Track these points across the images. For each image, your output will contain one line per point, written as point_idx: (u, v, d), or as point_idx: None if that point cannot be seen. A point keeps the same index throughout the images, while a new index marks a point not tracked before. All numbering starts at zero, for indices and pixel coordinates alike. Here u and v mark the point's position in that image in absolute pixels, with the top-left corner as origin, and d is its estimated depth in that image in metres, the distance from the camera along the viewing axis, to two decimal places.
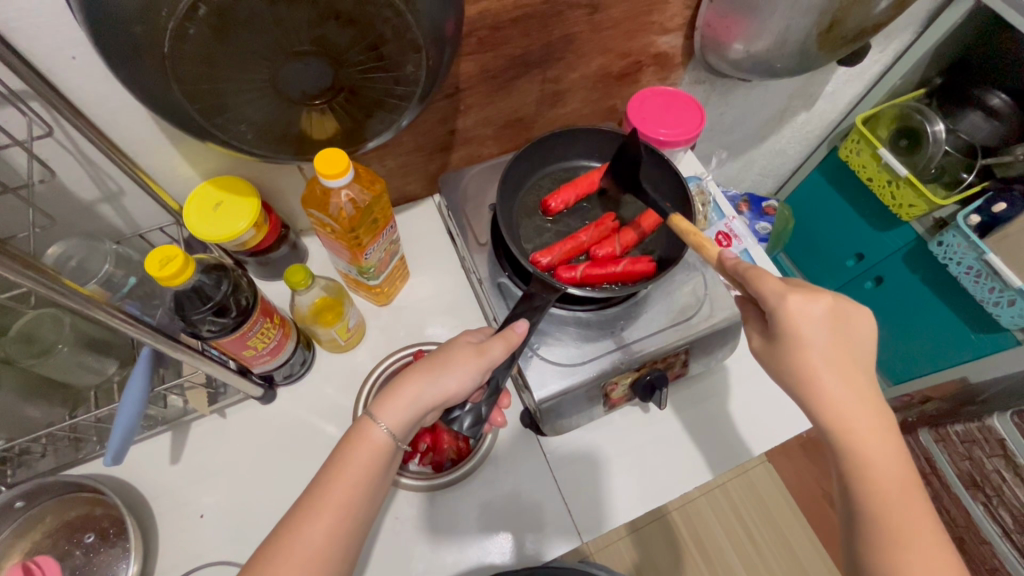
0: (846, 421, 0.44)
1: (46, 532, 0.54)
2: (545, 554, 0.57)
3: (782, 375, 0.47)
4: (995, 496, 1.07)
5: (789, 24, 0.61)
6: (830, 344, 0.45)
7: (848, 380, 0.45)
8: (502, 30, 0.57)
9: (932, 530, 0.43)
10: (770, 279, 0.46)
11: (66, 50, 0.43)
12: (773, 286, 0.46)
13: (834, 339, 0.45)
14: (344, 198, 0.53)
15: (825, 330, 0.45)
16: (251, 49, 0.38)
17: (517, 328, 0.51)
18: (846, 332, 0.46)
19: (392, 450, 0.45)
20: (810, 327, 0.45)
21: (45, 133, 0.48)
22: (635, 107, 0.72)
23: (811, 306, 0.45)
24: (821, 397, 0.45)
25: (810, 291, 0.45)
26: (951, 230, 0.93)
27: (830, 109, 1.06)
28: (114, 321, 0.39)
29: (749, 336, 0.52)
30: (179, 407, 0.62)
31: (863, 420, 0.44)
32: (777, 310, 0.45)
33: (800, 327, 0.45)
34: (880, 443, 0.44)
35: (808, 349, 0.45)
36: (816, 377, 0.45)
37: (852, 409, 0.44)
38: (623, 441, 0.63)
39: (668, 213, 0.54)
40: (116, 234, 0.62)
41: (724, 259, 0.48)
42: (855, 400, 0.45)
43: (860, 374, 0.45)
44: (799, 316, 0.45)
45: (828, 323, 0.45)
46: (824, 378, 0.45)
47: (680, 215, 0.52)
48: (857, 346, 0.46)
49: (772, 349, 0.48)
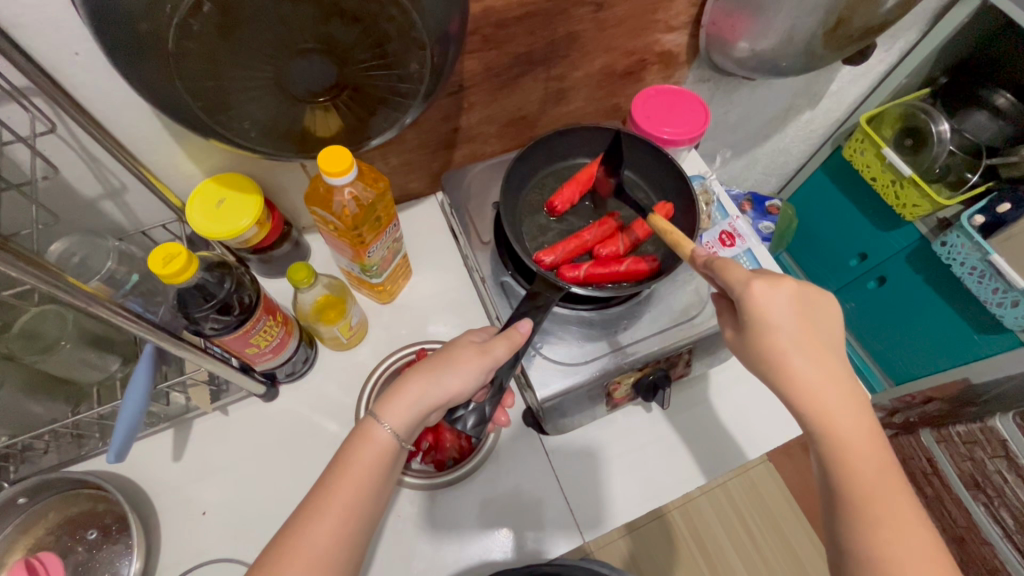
0: (820, 407, 0.44)
1: (48, 528, 0.54)
2: (546, 551, 0.57)
3: (755, 365, 0.47)
4: (996, 497, 1.06)
5: (795, 23, 0.60)
6: (799, 328, 0.44)
7: (818, 364, 0.44)
8: (506, 28, 0.56)
9: (913, 512, 0.42)
10: (735, 267, 0.45)
11: (68, 46, 0.43)
12: (737, 275, 0.45)
13: (801, 323, 0.45)
14: (347, 196, 0.53)
15: (792, 314, 0.44)
16: (255, 47, 0.38)
17: (520, 328, 0.51)
18: (813, 316, 0.45)
19: (394, 450, 0.45)
20: (777, 312, 0.44)
21: (47, 129, 0.48)
22: (638, 105, 0.71)
23: (775, 291, 0.44)
24: (795, 384, 0.44)
25: (774, 278, 0.45)
26: (955, 231, 0.93)
27: (834, 108, 1.06)
28: (118, 319, 0.39)
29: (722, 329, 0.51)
30: (180, 404, 0.62)
31: (838, 405, 0.44)
32: (742, 298, 0.45)
33: (765, 312, 0.44)
34: (855, 427, 0.43)
35: (777, 334, 0.44)
36: (787, 364, 0.44)
37: (824, 394, 0.44)
38: (625, 440, 0.63)
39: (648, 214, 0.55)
40: (118, 230, 0.62)
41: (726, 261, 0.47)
42: (827, 385, 0.44)
43: (831, 357, 0.45)
44: (764, 302, 0.44)
45: (794, 307, 0.45)
46: (795, 364, 0.44)
47: (659, 215, 0.54)
48: (825, 329, 0.46)
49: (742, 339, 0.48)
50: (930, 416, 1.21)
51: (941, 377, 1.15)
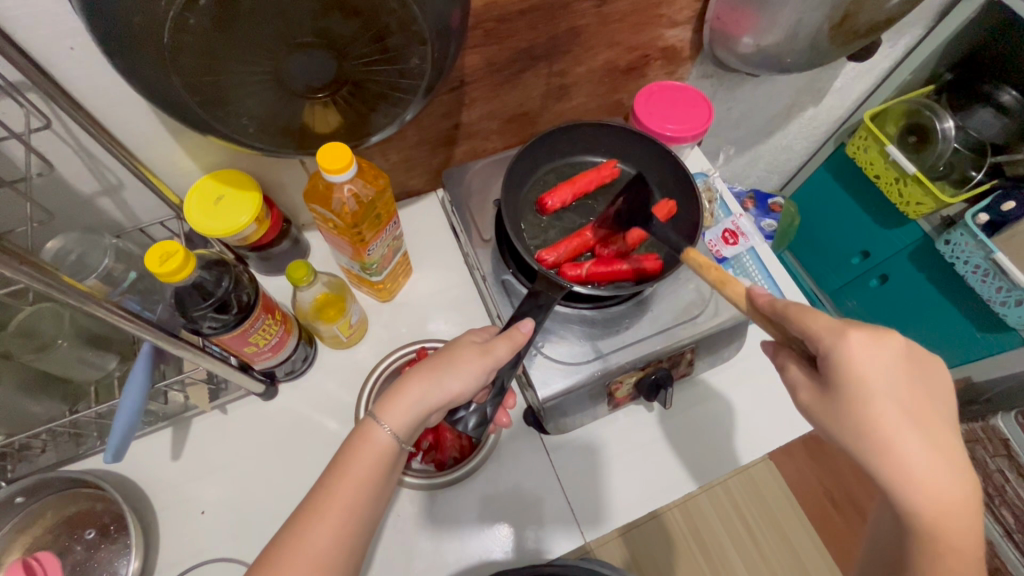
0: (931, 498, 0.37)
1: (46, 527, 0.54)
2: (546, 551, 0.57)
3: (837, 432, 0.40)
4: (998, 496, 1.10)
5: (800, 18, 0.59)
6: (903, 396, 0.38)
7: (930, 445, 0.37)
8: (508, 22, 0.56)
9: None
10: (822, 316, 0.40)
11: (63, 40, 0.42)
12: (825, 323, 0.40)
13: (907, 391, 0.38)
14: (346, 193, 0.52)
15: (898, 379, 0.38)
16: (253, 40, 0.37)
17: (522, 328, 0.50)
18: (922, 383, 0.39)
19: (394, 451, 0.45)
20: (878, 375, 0.38)
21: (43, 125, 0.47)
22: (641, 102, 0.71)
23: (878, 349, 0.38)
24: (896, 467, 0.37)
25: (875, 331, 0.39)
26: (959, 230, 0.91)
27: (838, 105, 1.05)
28: (114, 317, 0.38)
29: (794, 389, 0.44)
30: (179, 403, 0.61)
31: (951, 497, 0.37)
32: (832, 352, 0.39)
33: (863, 372, 0.38)
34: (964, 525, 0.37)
35: (877, 402, 0.38)
36: (890, 439, 0.37)
37: (940, 484, 0.37)
38: (626, 440, 0.63)
39: (681, 249, 0.52)
40: (116, 227, 0.62)
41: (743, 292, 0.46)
42: (943, 473, 0.37)
43: (945, 435, 0.38)
44: (862, 360, 0.38)
45: (900, 370, 0.38)
46: (900, 441, 0.37)
47: (694, 250, 0.51)
48: (937, 402, 0.39)
49: (823, 403, 0.41)
50: None
51: None
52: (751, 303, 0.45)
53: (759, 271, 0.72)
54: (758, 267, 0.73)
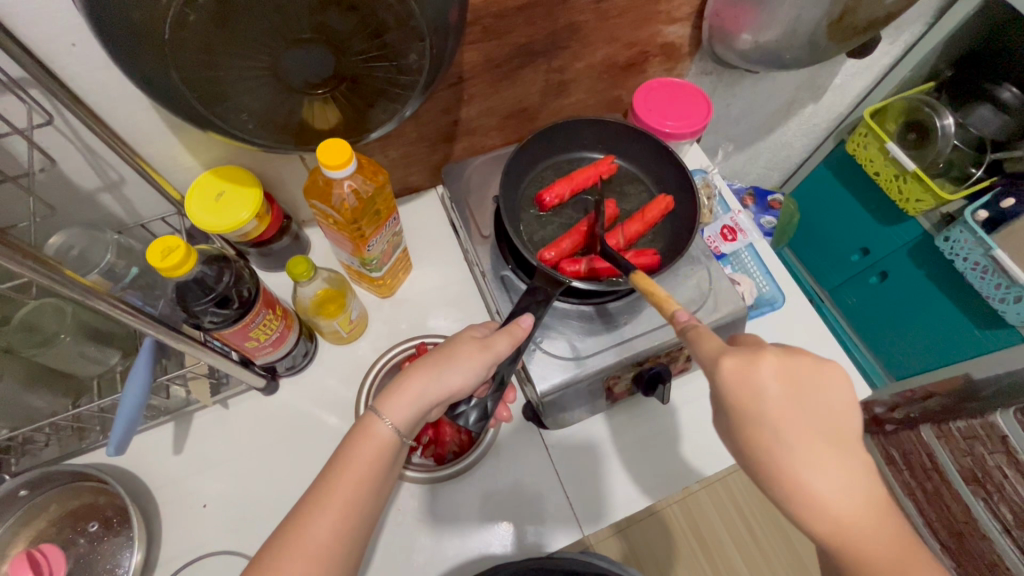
0: (835, 515, 0.36)
1: (50, 520, 0.55)
2: (546, 545, 0.58)
3: (741, 457, 0.40)
4: (996, 492, 1.08)
5: (798, 14, 0.60)
6: (790, 415, 0.37)
7: (822, 461, 0.37)
8: (507, 18, 0.56)
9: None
10: (708, 339, 0.40)
11: (65, 36, 0.42)
12: (707, 347, 0.40)
13: (793, 409, 0.37)
14: (346, 189, 0.52)
15: (780, 399, 0.37)
16: (251, 36, 0.38)
17: (522, 323, 0.51)
18: (808, 397, 0.38)
19: (395, 445, 0.45)
20: (760, 400, 0.37)
21: (44, 120, 0.48)
22: (640, 98, 0.71)
23: (753, 371, 0.38)
24: (797, 490, 0.37)
25: (750, 351, 0.38)
26: (958, 227, 0.92)
27: (837, 101, 1.05)
28: (115, 312, 0.39)
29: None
30: (181, 397, 0.62)
31: (854, 512, 0.36)
32: (712, 376, 0.39)
33: (740, 395, 0.38)
34: (876, 535, 0.36)
35: (763, 426, 0.38)
36: (783, 463, 0.37)
37: (839, 500, 0.36)
38: (625, 435, 0.63)
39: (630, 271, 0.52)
40: (117, 224, 0.62)
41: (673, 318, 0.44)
42: (835, 490, 0.36)
43: (835, 453, 0.37)
44: (738, 384, 0.38)
45: (780, 390, 0.37)
46: (794, 465, 0.37)
47: (641, 273, 0.51)
48: (827, 413, 0.38)
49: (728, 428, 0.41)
50: (930, 411, 1.14)
51: (942, 373, 1.13)
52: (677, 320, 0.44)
53: (757, 267, 0.73)
54: (757, 263, 0.73)
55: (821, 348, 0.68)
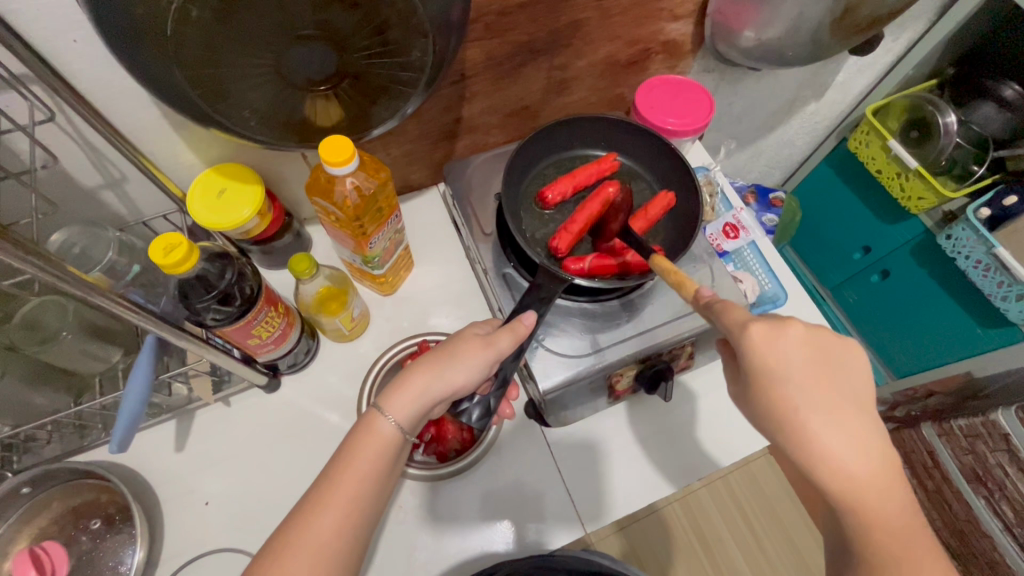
0: (852, 479, 0.37)
1: (52, 518, 0.55)
2: (547, 543, 0.58)
3: (761, 424, 0.41)
4: (998, 490, 1.06)
5: (801, 11, 0.59)
6: (814, 382, 0.38)
7: (842, 424, 0.38)
8: (510, 15, 0.56)
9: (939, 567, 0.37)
10: (735, 309, 0.41)
11: (67, 33, 0.42)
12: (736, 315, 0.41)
13: (817, 377, 0.39)
14: (348, 186, 0.52)
15: (804, 364, 0.39)
16: (255, 32, 0.38)
17: (525, 321, 0.50)
18: (829, 364, 0.39)
19: (398, 443, 0.45)
20: (786, 366, 0.39)
21: (46, 117, 0.48)
22: (643, 96, 0.71)
23: (780, 336, 0.39)
24: (818, 455, 0.38)
25: (780, 321, 0.40)
26: (961, 225, 0.92)
27: (839, 100, 1.05)
28: (118, 309, 0.39)
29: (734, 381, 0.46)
30: (183, 395, 0.62)
31: (870, 477, 0.37)
32: (742, 344, 0.40)
33: (767, 359, 0.39)
34: (888, 502, 0.37)
35: (789, 391, 0.39)
36: (807, 427, 0.38)
37: (857, 465, 0.37)
38: (626, 433, 0.63)
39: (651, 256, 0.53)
40: (118, 221, 0.62)
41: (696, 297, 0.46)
42: (854, 452, 0.37)
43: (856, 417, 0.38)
44: (767, 350, 0.39)
45: (804, 356, 0.39)
46: (816, 429, 0.38)
47: (662, 256, 0.52)
48: (851, 384, 0.39)
49: (749, 398, 0.42)
50: (931, 409, 1.20)
51: (944, 371, 1.12)
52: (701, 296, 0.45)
53: (759, 265, 0.73)
54: (759, 261, 0.73)
55: None
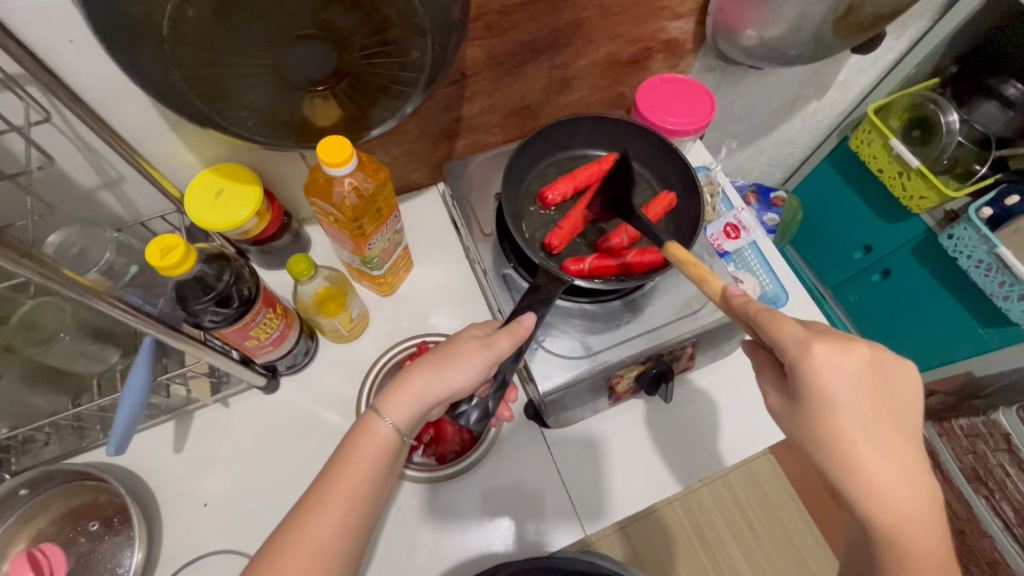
0: (893, 504, 0.37)
1: (50, 519, 0.54)
2: (548, 543, 0.58)
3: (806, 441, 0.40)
4: (998, 490, 1.06)
5: (804, 10, 0.59)
6: (866, 404, 0.38)
7: (888, 449, 0.38)
8: (510, 14, 0.55)
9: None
10: (789, 325, 0.40)
11: (63, 32, 0.42)
12: (793, 333, 0.39)
13: (871, 400, 0.38)
14: (347, 187, 0.52)
15: (863, 389, 0.38)
16: (253, 32, 0.37)
17: (524, 323, 0.50)
18: (885, 389, 0.39)
19: (396, 445, 0.45)
20: (844, 390, 0.38)
21: (42, 117, 0.47)
22: (644, 94, 0.70)
23: (844, 360, 0.38)
24: (862, 478, 0.38)
25: (841, 341, 0.38)
26: (963, 223, 0.91)
27: (841, 98, 1.05)
28: (115, 311, 0.39)
29: (761, 389, 0.45)
30: (181, 396, 0.61)
31: (913, 505, 0.37)
32: (799, 362, 0.39)
33: (826, 382, 0.38)
34: (926, 531, 0.37)
35: (842, 414, 0.38)
36: (855, 450, 0.38)
37: (900, 491, 0.37)
38: (627, 435, 0.63)
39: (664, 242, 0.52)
40: (116, 221, 0.61)
41: (724, 297, 0.44)
42: (895, 477, 0.37)
43: (903, 443, 0.38)
44: (827, 372, 0.38)
45: (864, 380, 0.38)
46: (864, 452, 0.38)
47: (676, 244, 0.51)
48: (902, 409, 0.39)
49: (794, 411, 0.41)
50: (934, 410, 1.19)
51: (945, 371, 1.12)
52: (731, 297, 0.44)
53: (760, 264, 0.72)
54: (760, 261, 0.73)
55: None
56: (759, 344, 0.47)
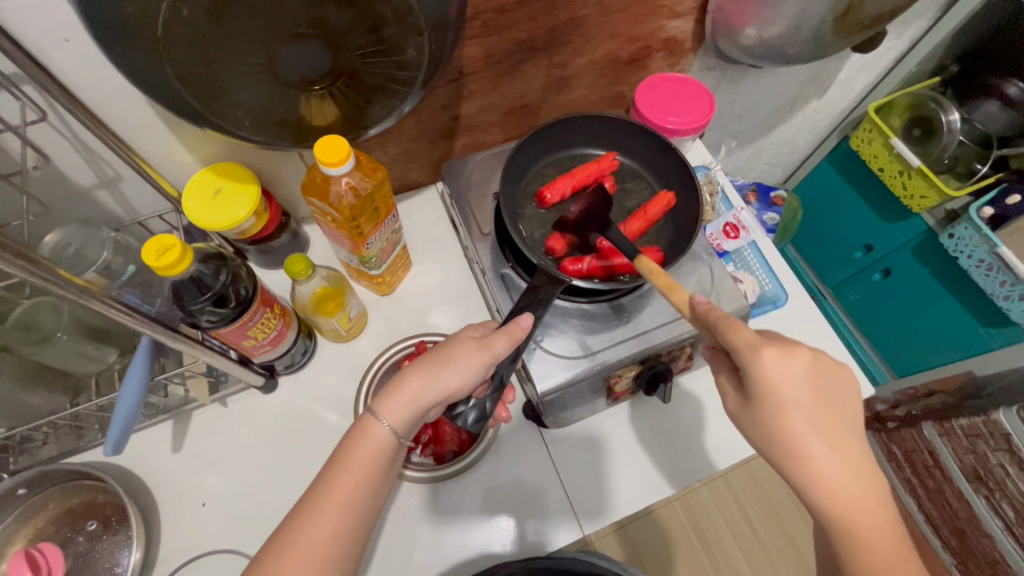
0: (841, 497, 0.38)
1: (48, 519, 0.54)
2: (548, 543, 0.57)
3: (761, 441, 0.41)
4: (998, 489, 1.05)
5: (803, 8, 0.59)
6: (813, 403, 0.39)
7: (834, 444, 0.39)
8: (508, 13, 0.55)
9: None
10: (743, 330, 0.41)
11: (57, 31, 0.42)
12: (745, 338, 0.40)
13: (816, 399, 0.39)
14: (344, 186, 0.52)
15: (808, 389, 0.39)
16: (248, 31, 0.37)
17: (521, 323, 0.50)
18: (830, 389, 0.40)
19: (393, 447, 0.45)
20: (790, 392, 0.39)
21: (38, 117, 0.47)
22: (643, 94, 0.70)
23: (789, 361, 0.39)
24: (810, 475, 0.39)
25: (788, 346, 0.39)
26: (963, 223, 0.91)
27: (842, 97, 1.04)
28: (112, 312, 0.38)
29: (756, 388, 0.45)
30: (179, 396, 0.62)
31: (860, 499, 0.38)
32: (750, 366, 0.39)
33: (774, 384, 0.39)
34: (878, 525, 0.38)
35: (788, 413, 0.39)
36: (803, 449, 0.39)
37: (846, 485, 0.38)
38: (627, 435, 0.63)
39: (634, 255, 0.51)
40: (114, 221, 0.61)
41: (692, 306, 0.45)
42: (841, 471, 0.39)
43: (848, 437, 0.39)
44: (774, 376, 0.39)
45: (808, 380, 0.39)
46: (811, 451, 0.39)
47: (646, 256, 0.50)
48: (846, 405, 0.40)
49: (751, 413, 0.42)
50: (934, 410, 1.17)
51: (947, 369, 1.12)
52: (697, 306, 0.44)
53: (759, 264, 0.72)
54: (760, 261, 0.72)
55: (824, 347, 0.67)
56: (718, 349, 0.47)
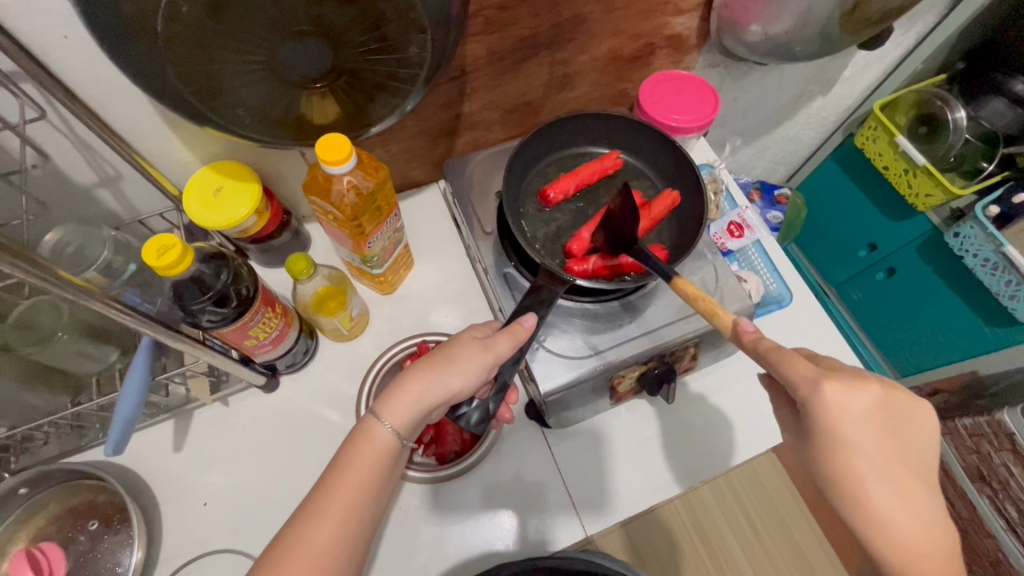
0: (904, 546, 0.36)
1: (49, 518, 0.54)
2: (551, 541, 0.57)
3: (817, 476, 0.40)
4: (1002, 490, 1.05)
5: (811, 4, 0.58)
6: (878, 444, 0.37)
7: (898, 489, 0.37)
8: (511, 9, 0.54)
9: None
10: (803, 362, 0.39)
11: (56, 29, 0.41)
12: (805, 371, 0.39)
13: (883, 440, 0.38)
14: (346, 185, 0.51)
15: (874, 429, 0.37)
16: (247, 29, 0.37)
17: (524, 323, 0.50)
18: (898, 430, 0.38)
19: (396, 448, 0.44)
20: (853, 428, 0.37)
21: (36, 115, 0.47)
22: (647, 91, 0.70)
23: (854, 398, 0.37)
24: (869, 514, 0.37)
25: (854, 380, 0.38)
26: (969, 222, 0.90)
27: (847, 95, 1.03)
28: (111, 312, 0.38)
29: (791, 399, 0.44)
30: (181, 395, 0.61)
31: (926, 549, 0.36)
32: (808, 401, 0.38)
33: (834, 420, 0.38)
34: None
35: (850, 452, 0.38)
36: (863, 491, 0.37)
37: (911, 534, 0.36)
38: (629, 434, 0.63)
39: (670, 276, 0.49)
40: (114, 219, 0.61)
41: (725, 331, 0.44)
42: (906, 518, 0.37)
43: (916, 484, 0.37)
44: (837, 410, 0.38)
45: (875, 420, 0.37)
46: (872, 489, 0.37)
47: (683, 278, 0.48)
48: (915, 449, 0.38)
49: (807, 447, 0.41)
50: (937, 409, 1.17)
51: (950, 369, 1.11)
52: (744, 335, 0.42)
53: (764, 264, 0.72)
54: (765, 260, 0.72)
55: (829, 346, 0.67)
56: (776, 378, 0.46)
